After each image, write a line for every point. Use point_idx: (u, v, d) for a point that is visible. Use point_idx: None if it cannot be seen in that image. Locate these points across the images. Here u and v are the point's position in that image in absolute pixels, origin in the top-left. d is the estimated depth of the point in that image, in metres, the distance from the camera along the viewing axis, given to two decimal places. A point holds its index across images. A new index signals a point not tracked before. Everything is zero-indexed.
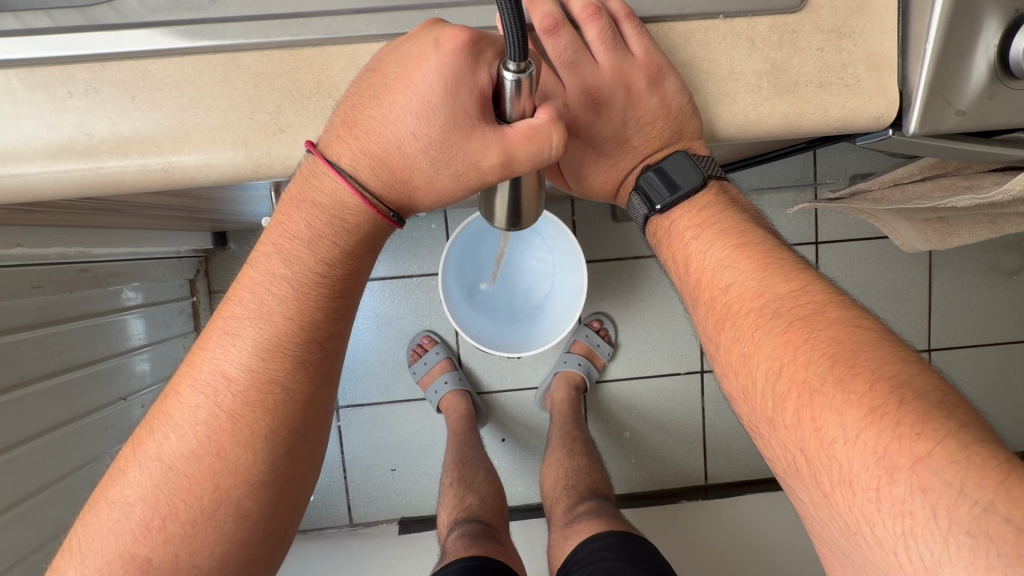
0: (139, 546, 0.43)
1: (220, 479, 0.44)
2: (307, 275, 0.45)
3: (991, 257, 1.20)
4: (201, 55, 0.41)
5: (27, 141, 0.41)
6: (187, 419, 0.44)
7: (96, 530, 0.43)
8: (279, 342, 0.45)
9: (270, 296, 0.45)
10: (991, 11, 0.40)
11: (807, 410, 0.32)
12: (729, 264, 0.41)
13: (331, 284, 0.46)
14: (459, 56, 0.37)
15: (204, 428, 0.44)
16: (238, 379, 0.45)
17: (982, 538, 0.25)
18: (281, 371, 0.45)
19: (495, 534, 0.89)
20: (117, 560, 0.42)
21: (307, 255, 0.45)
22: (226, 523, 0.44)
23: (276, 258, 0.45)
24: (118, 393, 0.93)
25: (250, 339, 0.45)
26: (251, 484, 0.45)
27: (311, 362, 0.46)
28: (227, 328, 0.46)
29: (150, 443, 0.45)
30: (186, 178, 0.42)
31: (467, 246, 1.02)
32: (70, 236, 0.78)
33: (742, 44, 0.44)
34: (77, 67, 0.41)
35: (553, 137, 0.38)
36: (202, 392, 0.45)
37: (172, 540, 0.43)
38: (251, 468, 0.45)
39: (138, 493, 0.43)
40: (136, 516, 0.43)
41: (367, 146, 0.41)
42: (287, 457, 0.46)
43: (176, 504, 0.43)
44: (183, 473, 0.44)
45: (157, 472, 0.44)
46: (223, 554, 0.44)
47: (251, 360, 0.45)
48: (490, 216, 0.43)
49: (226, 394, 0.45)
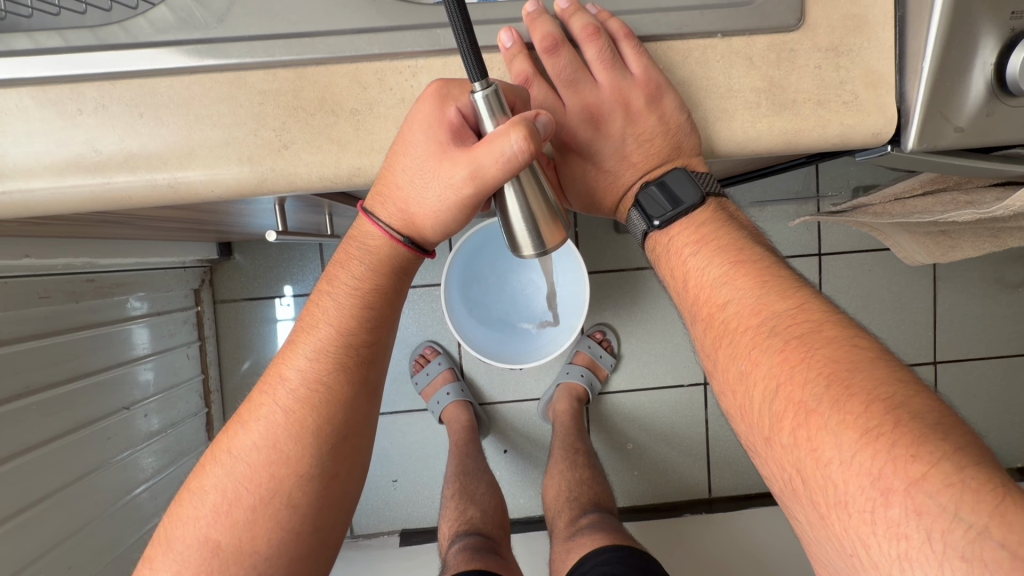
0: (212, 529, 0.44)
1: (274, 470, 0.45)
2: (361, 274, 0.46)
3: (996, 270, 1.19)
4: (207, 74, 0.42)
5: (36, 156, 0.41)
6: (255, 413, 0.46)
7: (179, 516, 0.46)
8: (331, 341, 0.46)
9: (329, 298, 0.47)
10: (987, 29, 0.40)
11: (804, 430, 0.32)
12: (727, 281, 0.41)
13: (384, 284, 0.47)
14: (430, 99, 0.39)
15: (266, 420, 0.46)
16: (295, 377, 0.46)
17: (976, 563, 0.25)
18: (330, 369, 0.46)
19: (496, 548, 0.88)
20: (195, 544, 0.44)
21: (364, 257, 0.46)
22: (280, 513, 0.45)
23: (338, 262, 0.47)
24: (122, 403, 0.93)
25: (308, 339, 0.47)
26: (301, 476, 0.45)
27: (359, 360, 0.47)
28: (296, 329, 0.48)
29: (226, 436, 0.47)
30: (191, 194, 0.43)
31: (471, 258, 1.03)
32: (77, 247, 0.79)
33: (740, 62, 0.45)
34: (87, 85, 0.42)
35: (512, 134, 0.36)
36: (268, 387, 0.47)
37: (237, 525, 0.44)
38: (303, 461, 0.45)
39: (211, 481, 0.45)
40: (210, 503, 0.45)
41: (376, 190, 0.44)
42: (333, 454, 0.46)
43: (240, 492, 0.45)
44: (247, 463, 0.45)
45: (227, 462, 0.46)
46: (280, 542, 0.45)
47: (308, 357, 0.46)
48: (518, 255, 0.41)
49: (285, 388, 0.46)
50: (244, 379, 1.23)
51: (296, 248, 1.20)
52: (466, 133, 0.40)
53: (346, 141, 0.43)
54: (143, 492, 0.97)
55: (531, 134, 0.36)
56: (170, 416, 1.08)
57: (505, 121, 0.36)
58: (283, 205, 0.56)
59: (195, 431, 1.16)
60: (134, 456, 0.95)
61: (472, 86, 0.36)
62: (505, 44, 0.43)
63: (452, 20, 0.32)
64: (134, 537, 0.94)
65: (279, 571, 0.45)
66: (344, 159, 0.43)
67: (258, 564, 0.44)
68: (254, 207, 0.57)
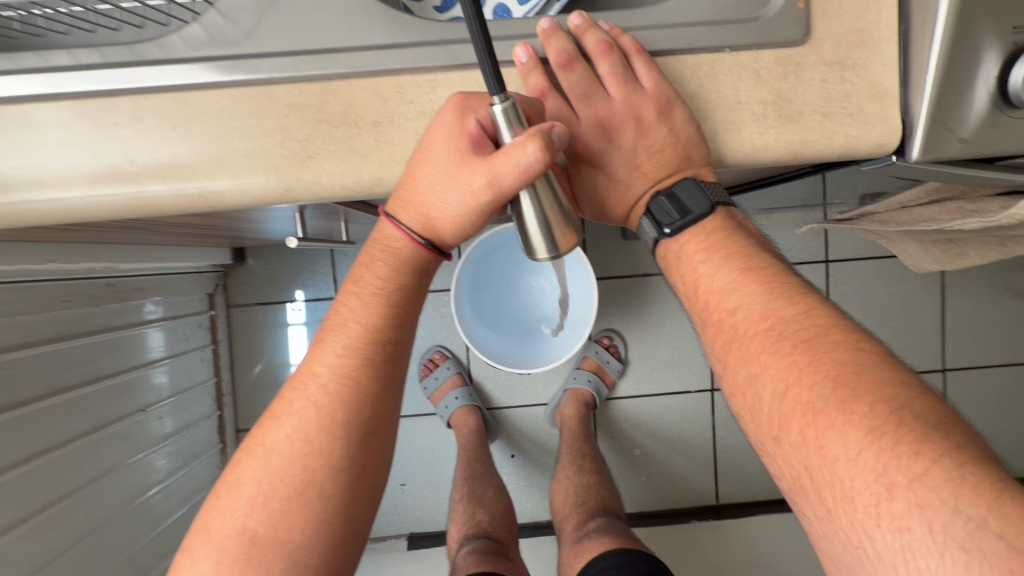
0: (249, 519, 0.46)
1: (308, 461, 0.46)
2: (387, 273, 0.48)
3: (1005, 277, 1.19)
4: (236, 88, 0.44)
5: (73, 167, 0.44)
6: (286, 407, 0.48)
7: (216, 508, 0.47)
8: (359, 337, 0.48)
9: (357, 296, 0.49)
10: (990, 44, 0.41)
11: (811, 429, 0.34)
12: (737, 287, 0.43)
13: (409, 282, 0.49)
14: (451, 110, 0.41)
15: (298, 414, 0.47)
16: (325, 372, 0.48)
17: (975, 553, 0.26)
18: (359, 364, 0.48)
19: (505, 551, 0.89)
20: (234, 533, 0.46)
21: (390, 256, 0.48)
22: (314, 503, 0.46)
23: (364, 261, 0.49)
24: (137, 405, 0.95)
25: (337, 336, 0.49)
26: (333, 467, 0.47)
27: (386, 355, 0.49)
28: (323, 327, 0.50)
29: (259, 430, 0.49)
30: (220, 203, 0.45)
31: (481, 263, 1.05)
32: (98, 253, 0.81)
33: (748, 75, 0.46)
34: (123, 99, 0.44)
35: (529, 146, 0.38)
36: (298, 383, 0.49)
37: (274, 515, 0.46)
38: (334, 453, 0.47)
39: (247, 473, 0.47)
40: (246, 494, 0.47)
41: (398, 196, 0.46)
42: (362, 446, 0.48)
43: (275, 483, 0.46)
44: (281, 455, 0.47)
45: (262, 455, 0.47)
46: (314, 531, 0.46)
47: (337, 353, 0.48)
48: (532, 259, 0.41)
49: (316, 384, 0.48)
50: (256, 382, 1.25)
51: (309, 253, 1.22)
52: (484, 143, 0.43)
53: (368, 152, 0.45)
54: (156, 493, 0.99)
55: (546, 145, 0.38)
56: (184, 418, 1.10)
57: (523, 132, 0.38)
58: (303, 212, 0.58)
59: (208, 433, 1.18)
60: (148, 458, 0.97)
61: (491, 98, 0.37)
62: (521, 59, 0.45)
63: (474, 38, 0.33)
64: (147, 538, 0.96)
65: (313, 560, 0.46)
66: (365, 169, 0.45)
67: (294, 553, 0.46)
68: (274, 214, 0.59)
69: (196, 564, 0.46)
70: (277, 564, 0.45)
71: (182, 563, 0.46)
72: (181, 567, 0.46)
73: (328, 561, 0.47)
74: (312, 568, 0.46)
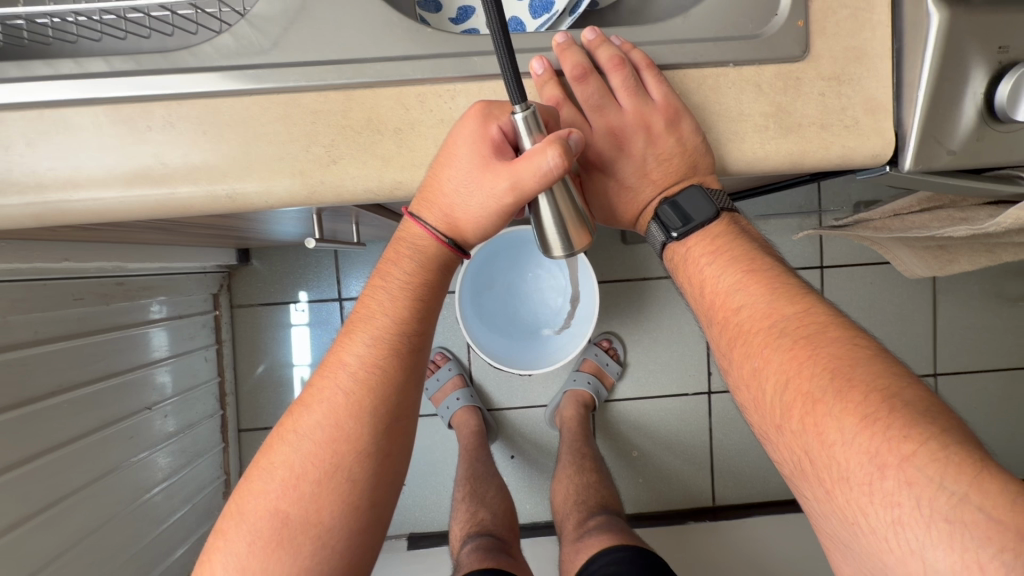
0: (280, 501, 0.48)
1: (336, 446, 0.48)
2: (415, 267, 0.51)
3: (995, 284, 1.23)
4: (265, 95, 0.46)
5: (107, 169, 0.46)
6: (316, 395, 0.50)
7: (249, 492, 0.49)
8: (387, 328, 0.51)
9: (385, 290, 0.51)
10: (976, 62, 0.44)
11: (811, 417, 0.36)
12: (741, 287, 0.45)
13: (435, 276, 0.52)
14: (475, 117, 0.44)
15: (327, 401, 0.50)
16: (354, 361, 0.50)
17: (958, 524, 0.29)
18: (386, 353, 0.50)
19: (507, 548, 0.91)
20: (265, 516, 0.48)
21: (416, 252, 0.51)
22: (342, 486, 0.48)
23: (392, 257, 0.52)
24: (142, 403, 0.96)
25: (365, 327, 0.51)
26: (361, 453, 0.49)
27: (411, 346, 0.51)
28: (351, 320, 0.52)
29: (290, 417, 0.51)
30: (247, 204, 0.47)
31: (485, 265, 1.07)
32: (110, 252, 0.82)
33: (750, 89, 0.49)
34: (155, 104, 0.46)
35: (550, 153, 0.40)
36: (328, 373, 0.51)
37: (304, 497, 0.48)
38: (361, 439, 0.49)
39: (279, 457, 0.49)
40: (278, 478, 0.49)
41: (422, 197, 0.48)
42: (388, 432, 0.50)
43: (306, 467, 0.48)
44: (312, 440, 0.49)
45: (293, 440, 0.49)
46: (341, 514, 0.48)
47: (365, 343, 0.50)
48: (549, 257, 0.45)
49: (345, 373, 0.50)
50: (260, 382, 1.26)
51: (314, 255, 1.23)
52: (505, 148, 0.45)
53: (390, 157, 0.47)
54: (159, 492, 0.99)
55: (565, 152, 0.40)
56: (187, 417, 1.10)
57: (542, 139, 0.41)
58: (320, 214, 0.60)
59: (211, 433, 1.19)
60: (151, 457, 0.98)
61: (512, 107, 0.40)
62: (537, 71, 0.47)
63: (499, 50, 0.35)
64: (150, 536, 0.96)
65: (340, 542, 0.48)
66: (387, 173, 0.47)
67: (322, 534, 0.48)
68: (291, 216, 0.60)
69: (229, 545, 0.48)
70: (306, 546, 0.47)
71: (217, 544, 0.48)
72: (216, 547, 0.48)
73: (353, 544, 0.49)
74: (339, 551, 0.48)
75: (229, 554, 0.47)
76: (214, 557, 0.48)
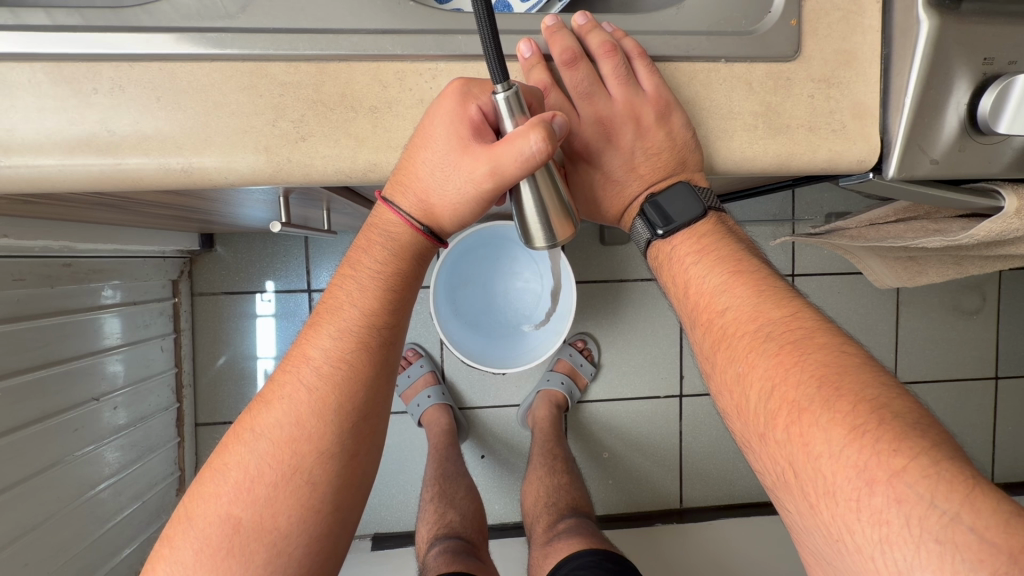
0: (234, 506, 0.44)
1: (297, 447, 0.45)
2: (387, 257, 0.48)
3: (954, 297, 1.27)
4: (227, 63, 0.43)
5: (46, 133, 0.41)
6: (276, 394, 0.47)
7: (200, 495, 0.46)
8: (355, 321, 0.47)
9: (353, 280, 0.48)
10: (964, 72, 0.44)
11: (797, 427, 0.35)
12: (727, 289, 0.44)
13: (408, 267, 0.49)
14: (453, 97, 0.41)
15: (288, 401, 0.46)
16: (319, 355, 0.47)
17: (949, 545, 0.28)
18: (354, 347, 0.47)
19: (475, 551, 0.88)
20: (217, 521, 0.44)
21: (389, 240, 0.48)
22: (302, 489, 0.45)
23: (362, 245, 0.49)
24: (91, 393, 0.89)
25: (332, 319, 0.48)
26: (323, 454, 0.45)
27: (382, 341, 0.48)
28: (318, 314, 0.49)
29: (249, 414, 0.47)
30: (205, 179, 0.43)
31: (461, 260, 1.03)
32: (58, 230, 0.76)
33: (741, 86, 0.48)
34: (105, 65, 0.42)
35: (532, 135, 0.38)
36: (290, 370, 0.47)
37: (258, 501, 0.44)
38: (324, 439, 0.45)
39: (233, 458, 0.46)
40: (232, 480, 0.45)
41: (395, 180, 0.45)
42: (353, 432, 0.47)
43: (263, 469, 0.45)
44: (270, 439, 0.45)
45: (250, 440, 0.46)
46: (301, 519, 0.45)
47: (330, 341, 0.47)
48: (530, 247, 0.44)
49: (308, 371, 0.47)
50: (219, 374, 1.20)
51: (281, 243, 1.18)
52: (486, 130, 0.43)
53: (364, 137, 0.44)
54: (106, 488, 0.93)
55: (549, 136, 0.38)
56: (139, 409, 1.03)
57: (525, 122, 0.39)
58: (286, 199, 0.56)
59: (165, 427, 1.12)
60: (98, 451, 0.91)
61: (493, 87, 0.38)
62: (524, 55, 0.45)
63: (481, 28, 0.33)
64: (95, 535, 0.90)
65: (299, 549, 0.45)
66: (360, 153, 0.44)
67: (278, 541, 0.44)
68: (256, 199, 0.56)
69: (176, 554, 0.44)
70: (259, 553, 0.44)
71: (161, 552, 0.44)
72: (161, 556, 0.44)
73: (313, 551, 0.45)
74: (297, 559, 0.45)
75: (175, 563, 0.44)
76: (159, 565, 0.44)
